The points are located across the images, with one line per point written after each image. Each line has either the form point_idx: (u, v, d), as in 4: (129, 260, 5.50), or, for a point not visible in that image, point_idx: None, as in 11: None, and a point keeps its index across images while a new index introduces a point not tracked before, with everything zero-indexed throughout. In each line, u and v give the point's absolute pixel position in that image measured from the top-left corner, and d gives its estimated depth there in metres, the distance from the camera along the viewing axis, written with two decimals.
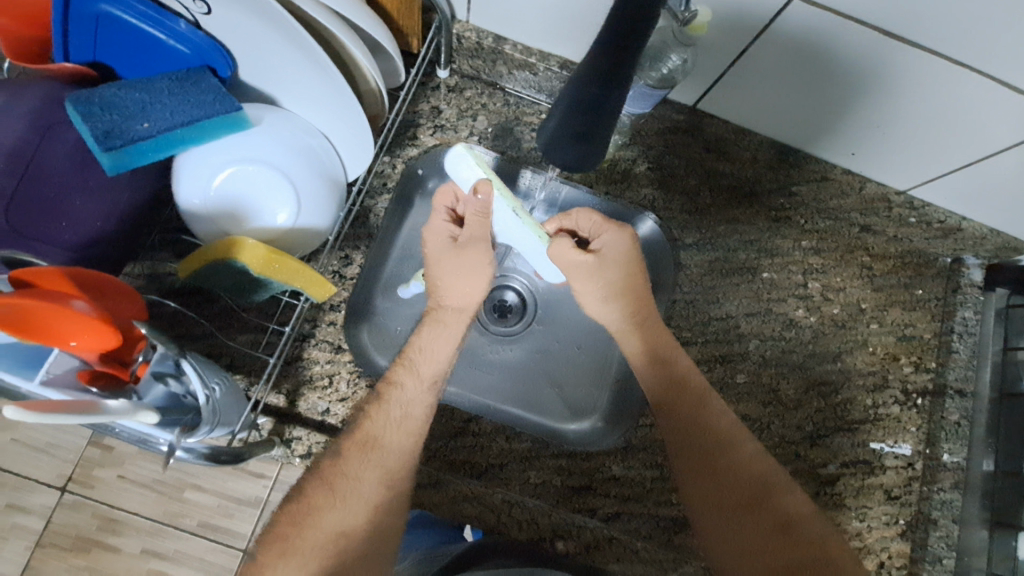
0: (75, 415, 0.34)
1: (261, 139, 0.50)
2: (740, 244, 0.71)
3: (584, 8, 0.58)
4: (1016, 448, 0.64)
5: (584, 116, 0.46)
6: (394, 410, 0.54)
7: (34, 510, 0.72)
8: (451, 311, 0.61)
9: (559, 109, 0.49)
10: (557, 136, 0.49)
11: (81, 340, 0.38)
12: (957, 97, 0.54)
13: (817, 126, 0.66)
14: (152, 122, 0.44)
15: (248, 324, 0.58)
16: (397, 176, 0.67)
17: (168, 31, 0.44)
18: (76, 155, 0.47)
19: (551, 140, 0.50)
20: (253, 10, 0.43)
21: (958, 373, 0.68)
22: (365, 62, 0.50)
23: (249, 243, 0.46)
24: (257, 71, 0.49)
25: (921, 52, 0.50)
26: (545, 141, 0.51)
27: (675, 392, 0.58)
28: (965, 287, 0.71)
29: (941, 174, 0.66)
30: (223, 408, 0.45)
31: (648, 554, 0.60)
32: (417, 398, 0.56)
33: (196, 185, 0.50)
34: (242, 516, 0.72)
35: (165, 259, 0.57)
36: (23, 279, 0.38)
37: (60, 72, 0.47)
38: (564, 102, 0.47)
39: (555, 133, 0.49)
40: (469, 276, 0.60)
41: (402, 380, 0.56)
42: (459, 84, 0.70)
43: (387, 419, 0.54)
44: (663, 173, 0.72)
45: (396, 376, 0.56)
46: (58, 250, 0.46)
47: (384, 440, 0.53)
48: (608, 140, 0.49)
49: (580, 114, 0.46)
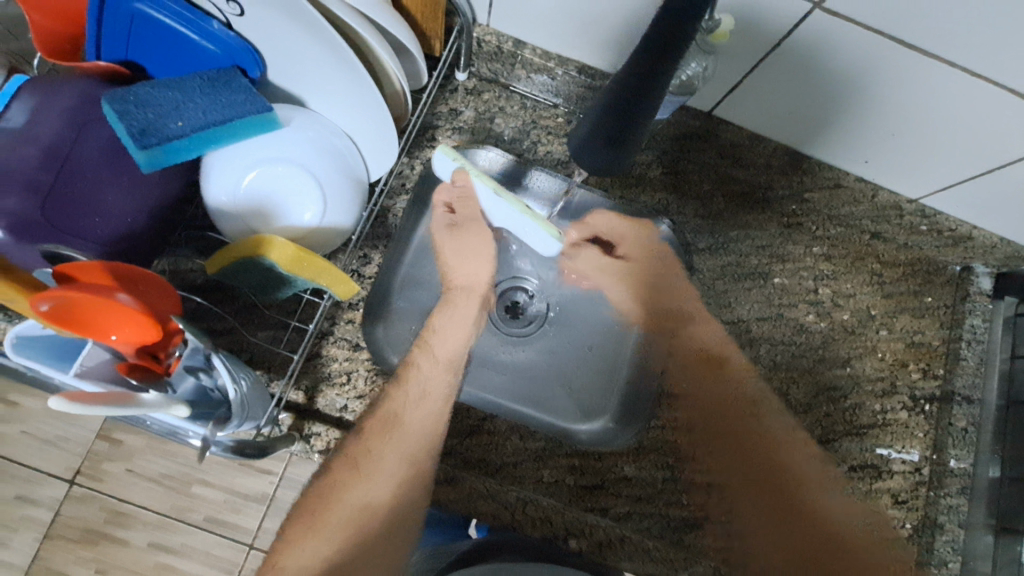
0: (115, 407, 0.35)
1: (289, 139, 0.51)
2: (752, 249, 0.72)
3: (589, 16, 0.60)
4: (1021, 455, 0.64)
5: (614, 124, 0.49)
6: (413, 389, 0.62)
7: (43, 502, 0.73)
8: (458, 291, 0.67)
9: (592, 116, 0.51)
10: (590, 142, 0.52)
11: (121, 333, 0.39)
12: (973, 108, 0.55)
13: (832, 136, 0.67)
14: (186, 120, 0.45)
15: (268, 320, 0.59)
16: (415, 176, 0.69)
17: (202, 31, 0.45)
18: (108, 151, 0.48)
19: (582, 145, 0.53)
20: (285, 12, 0.44)
21: (965, 380, 0.69)
22: (392, 64, 0.51)
23: (278, 241, 0.46)
24: (285, 72, 0.50)
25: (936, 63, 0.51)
26: (576, 146, 0.54)
27: (700, 371, 0.71)
28: (974, 296, 0.72)
29: (951, 184, 0.67)
30: (250, 402, 0.46)
31: (659, 553, 0.61)
32: (433, 381, 0.63)
33: (225, 184, 0.50)
34: (249, 511, 0.73)
35: (188, 255, 0.58)
36: (64, 272, 0.39)
37: (92, 69, 0.48)
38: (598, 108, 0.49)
39: (587, 138, 0.51)
40: (473, 255, 0.67)
41: (418, 361, 0.63)
42: (477, 86, 0.72)
43: (417, 398, 0.62)
44: (677, 177, 0.73)
45: (412, 358, 0.63)
46: (90, 244, 0.47)
47: (405, 419, 0.61)
48: (639, 143, 0.51)
49: (613, 119, 0.49)
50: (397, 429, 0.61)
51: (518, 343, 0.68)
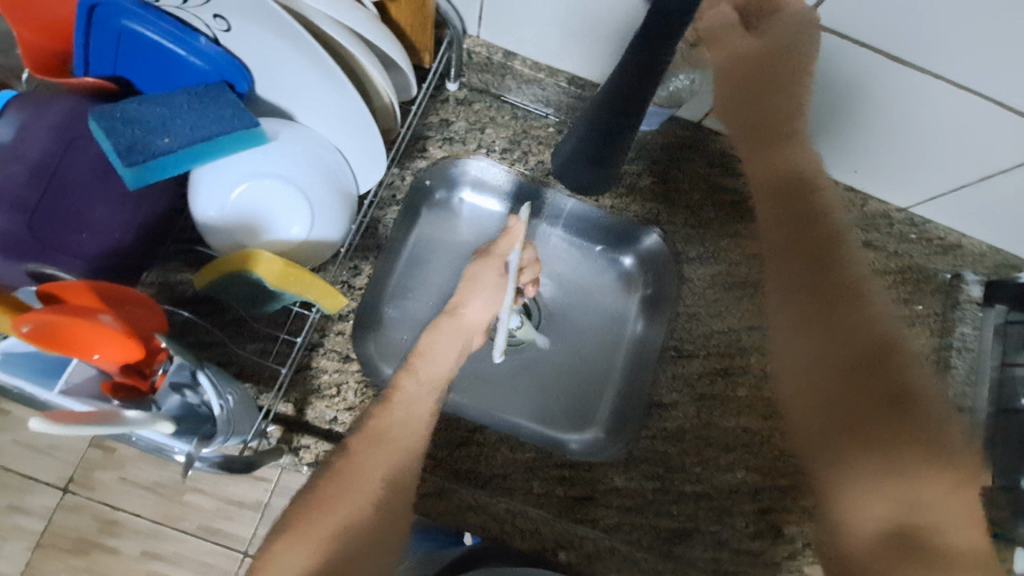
0: (97, 427, 0.35)
1: (277, 154, 0.51)
2: (742, 258, 0.73)
3: (579, 27, 0.60)
4: (1013, 463, 0.63)
5: (595, 145, 0.55)
6: (398, 412, 0.55)
7: (36, 511, 0.73)
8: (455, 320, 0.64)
9: (575, 138, 0.58)
10: (573, 158, 0.59)
11: (103, 352, 0.39)
12: (958, 115, 0.55)
13: (824, 146, 0.66)
14: (172, 136, 0.45)
15: (258, 332, 0.59)
16: (406, 188, 0.69)
17: (190, 48, 0.45)
18: (98, 166, 0.48)
19: (564, 165, 0.61)
20: (270, 28, 0.44)
21: (956, 389, 0.70)
22: (380, 79, 0.51)
23: (266, 256, 0.46)
24: (273, 87, 0.50)
25: (915, 72, 0.52)
26: (560, 165, 0.62)
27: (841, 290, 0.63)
28: (963, 303, 0.72)
29: (939, 194, 0.67)
30: (236, 416, 0.46)
31: (648, 564, 0.60)
32: (418, 398, 0.57)
33: (214, 198, 0.50)
34: (242, 518, 0.73)
35: (178, 268, 0.58)
36: (50, 293, 0.39)
37: (81, 85, 0.48)
38: (582, 129, 0.55)
39: (570, 155, 0.58)
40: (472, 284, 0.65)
41: (403, 384, 0.58)
42: (468, 97, 0.72)
43: (402, 419, 0.55)
44: (666, 187, 0.73)
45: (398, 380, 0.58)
46: (79, 260, 0.48)
47: (390, 435, 0.54)
48: (618, 162, 0.58)
49: (595, 140, 0.55)
50: (385, 448, 0.53)
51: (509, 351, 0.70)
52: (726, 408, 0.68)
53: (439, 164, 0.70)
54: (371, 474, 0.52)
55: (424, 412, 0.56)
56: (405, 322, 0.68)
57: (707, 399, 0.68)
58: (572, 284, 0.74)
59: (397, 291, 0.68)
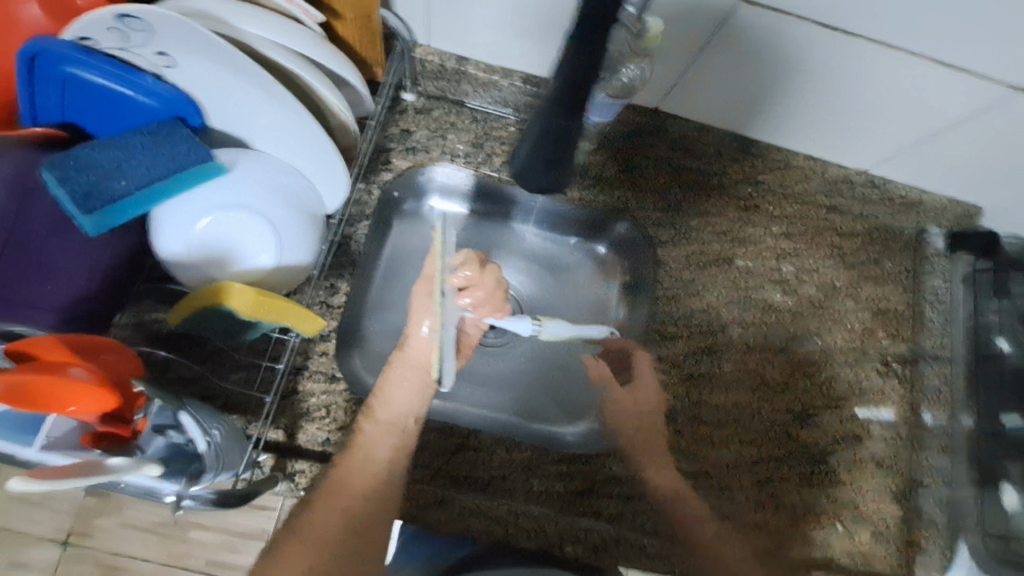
0: (82, 478, 0.35)
1: (238, 184, 0.51)
2: (713, 235, 0.74)
3: (528, 26, 0.60)
4: (990, 407, 0.68)
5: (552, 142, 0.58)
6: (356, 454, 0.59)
7: (37, 565, 0.72)
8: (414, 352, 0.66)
9: (528, 140, 0.60)
10: (529, 163, 0.62)
11: (80, 404, 0.38)
12: (898, 77, 0.57)
13: (776, 122, 0.68)
14: (130, 179, 0.45)
15: (241, 362, 0.58)
16: (375, 202, 0.69)
17: (138, 87, 0.44)
18: (57, 213, 0.48)
19: (523, 168, 0.63)
20: (221, 63, 0.44)
21: (933, 341, 0.72)
22: (335, 99, 0.52)
23: (237, 288, 0.47)
24: (228, 117, 0.50)
25: (851, 40, 0.54)
26: (519, 169, 0.64)
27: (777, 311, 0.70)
28: (931, 257, 0.75)
29: (891, 155, 0.69)
30: (226, 451, 0.46)
31: (656, 549, 0.60)
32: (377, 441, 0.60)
33: (178, 234, 0.50)
34: (248, 548, 0.73)
35: (152, 307, 0.57)
36: (20, 352, 0.38)
37: (31, 134, 0.47)
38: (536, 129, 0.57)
39: (527, 159, 0.61)
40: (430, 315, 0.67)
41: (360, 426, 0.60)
42: (426, 105, 0.72)
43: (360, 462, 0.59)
44: (633, 175, 0.74)
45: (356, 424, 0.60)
46: (46, 311, 0.47)
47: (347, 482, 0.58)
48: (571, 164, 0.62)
49: (550, 140, 0.57)
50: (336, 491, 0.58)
51: (495, 354, 0.71)
52: (715, 386, 0.69)
53: (405, 175, 0.70)
54: (326, 515, 0.57)
55: (379, 455, 0.60)
56: (385, 333, 0.69)
57: (698, 377, 0.69)
58: (551, 280, 0.74)
59: (372, 305, 0.68)
